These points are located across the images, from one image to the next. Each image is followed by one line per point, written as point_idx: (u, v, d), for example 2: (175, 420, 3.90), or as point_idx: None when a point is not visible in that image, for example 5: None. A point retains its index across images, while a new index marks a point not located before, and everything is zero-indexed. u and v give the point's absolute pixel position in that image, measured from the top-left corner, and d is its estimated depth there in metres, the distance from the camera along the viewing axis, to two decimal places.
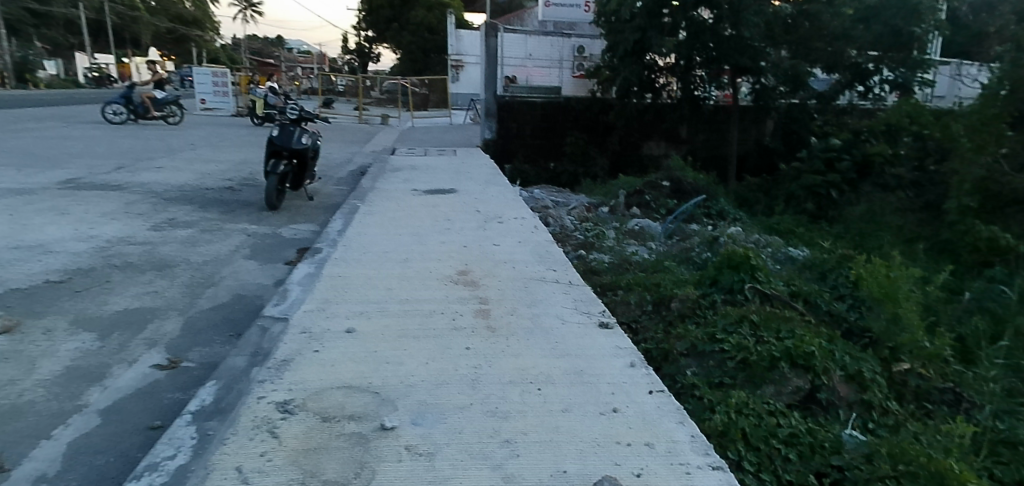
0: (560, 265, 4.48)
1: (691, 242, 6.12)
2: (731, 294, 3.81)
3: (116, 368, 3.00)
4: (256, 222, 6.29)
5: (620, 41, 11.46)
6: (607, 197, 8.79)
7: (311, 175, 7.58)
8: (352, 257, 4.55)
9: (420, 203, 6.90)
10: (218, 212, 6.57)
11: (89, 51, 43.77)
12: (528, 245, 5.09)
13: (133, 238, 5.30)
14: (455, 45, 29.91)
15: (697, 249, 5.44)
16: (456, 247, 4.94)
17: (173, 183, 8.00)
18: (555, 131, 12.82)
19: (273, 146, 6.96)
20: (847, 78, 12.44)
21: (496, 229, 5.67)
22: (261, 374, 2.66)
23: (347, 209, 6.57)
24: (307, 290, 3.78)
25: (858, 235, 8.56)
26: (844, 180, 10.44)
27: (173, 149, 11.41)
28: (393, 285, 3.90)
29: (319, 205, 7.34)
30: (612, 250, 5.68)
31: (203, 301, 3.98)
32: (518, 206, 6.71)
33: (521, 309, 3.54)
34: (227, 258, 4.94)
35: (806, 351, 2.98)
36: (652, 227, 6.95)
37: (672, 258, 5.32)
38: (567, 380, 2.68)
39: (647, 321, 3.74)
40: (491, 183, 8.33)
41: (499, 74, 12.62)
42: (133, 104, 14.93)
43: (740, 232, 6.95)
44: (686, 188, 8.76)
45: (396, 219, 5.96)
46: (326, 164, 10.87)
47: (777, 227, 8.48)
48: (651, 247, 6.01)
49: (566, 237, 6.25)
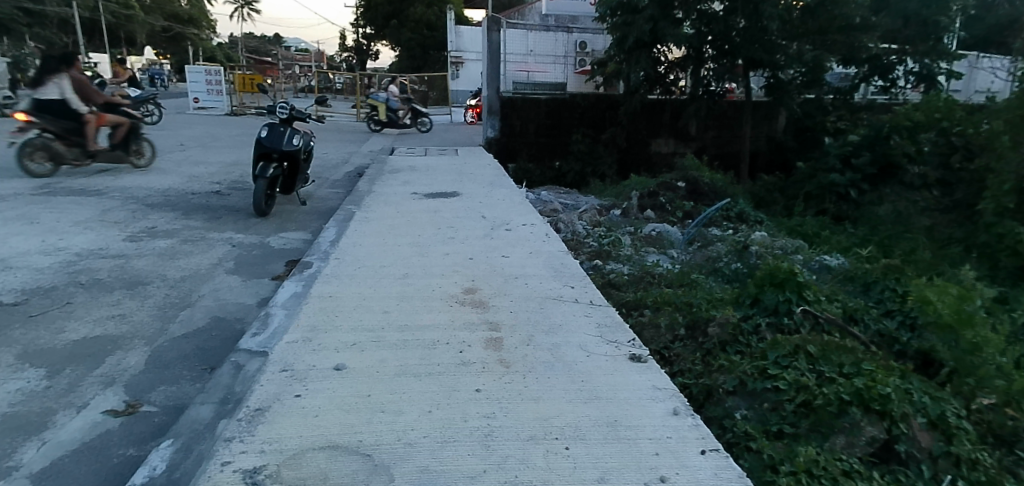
0: (577, 280, 4.02)
1: (716, 250, 5.69)
2: (776, 317, 3.37)
3: (61, 414, 2.53)
4: (244, 230, 5.82)
5: (628, 34, 10.91)
6: (618, 199, 8.34)
7: (304, 178, 7.14)
8: (345, 273, 4.08)
9: (421, 207, 6.46)
10: (203, 219, 6.11)
11: (83, 50, 43.22)
12: (540, 256, 4.63)
13: (107, 250, 4.84)
14: (454, 41, 29.51)
15: (725, 260, 5.01)
16: (461, 259, 4.49)
17: (157, 187, 7.53)
18: (560, 129, 12.34)
19: (262, 147, 6.48)
20: (866, 72, 12.13)
21: (503, 237, 5.22)
22: (230, 429, 2.18)
23: (344, 214, 6.10)
24: (292, 315, 3.30)
25: (885, 238, 8.10)
26: (863, 178, 9.97)
27: (162, 150, 10.95)
28: (391, 308, 3.44)
29: (312, 210, 6.88)
30: (632, 261, 5.22)
31: (176, 326, 3.51)
32: (526, 211, 6.25)
33: (538, 338, 3.08)
34: (210, 274, 4.48)
35: (881, 394, 2.48)
36: (671, 232, 6.51)
37: (699, 269, 4.86)
38: (600, 434, 2.20)
39: (682, 348, 3.28)
40: (495, 185, 7.87)
41: (501, 72, 12.11)
42: None
43: (765, 237, 6.47)
44: (703, 190, 8.26)
45: (395, 227, 5.49)
46: (322, 165, 10.41)
47: (798, 230, 8.01)
48: (673, 255, 5.56)
49: (579, 244, 5.80)
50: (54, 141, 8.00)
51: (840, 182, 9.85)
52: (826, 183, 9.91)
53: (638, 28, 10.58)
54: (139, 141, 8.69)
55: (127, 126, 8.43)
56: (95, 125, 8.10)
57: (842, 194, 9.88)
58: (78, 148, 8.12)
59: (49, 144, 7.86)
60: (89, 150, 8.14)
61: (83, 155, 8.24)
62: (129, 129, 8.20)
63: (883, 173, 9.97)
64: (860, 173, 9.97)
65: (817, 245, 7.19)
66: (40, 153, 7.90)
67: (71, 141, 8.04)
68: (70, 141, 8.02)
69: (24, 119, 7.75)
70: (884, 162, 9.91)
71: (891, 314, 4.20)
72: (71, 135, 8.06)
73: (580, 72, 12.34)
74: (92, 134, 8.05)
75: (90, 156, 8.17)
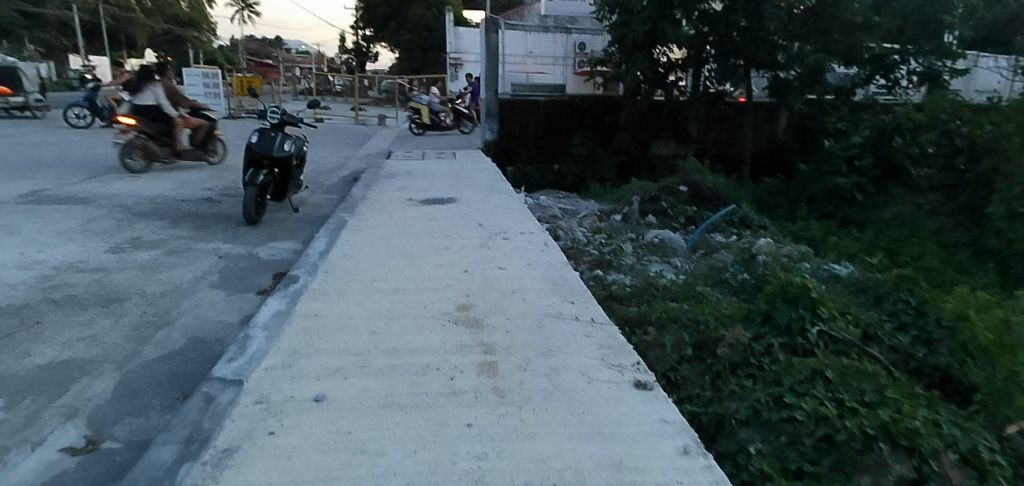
0: (576, 294, 3.81)
1: (721, 258, 5.48)
2: (789, 336, 3.16)
3: (14, 453, 2.32)
4: (231, 240, 5.61)
5: (627, 35, 10.74)
6: (619, 203, 8.13)
7: (297, 184, 6.93)
8: (333, 288, 3.87)
9: (416, 214, 6.25)
10: (191, 228, 5.91)
11: (83, 53, 43.15)
12: (538, 267, 4.42)
13: (86, 263, 4.63)
14: (453, 43, 29.35)
15: (732, 269, 4.79)
16: (455, 271, 4.28)
17: (146, 194, 7.33)
18: (560, 131, 12.13)
19: (252, 153, 6.27)
20: (868, 71, 11.88)
21: (500, 246, 5.01)
22: (193, 474, 1.97)
23: (335, 223, 5.89)
24: (272, 337, 3.10)
25: (893, 242, 7.89)
26: (869, 181, 9.78)
27: None
28: (379, 328, 3.23)
29: (304, 218, 6.68)
30: (635, 271, 5.00)
31: (150, 348, 3.30)
32: (524, 219, 6.04)
33: (536, 361, 2.87)
34: (192, 288, 4.26)
35: (909, 428, 2.28)
36: (674, 239, 6.29)
37: (705, 280, 4.65)
38: (602, 478, 1.99)
39: (690, 369, 3.07)
40: (493, 190, 7.66)
41: (500, 74, 11.98)
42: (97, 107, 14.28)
43: (770, 243, 6.26)
44: (706, 194, 8.04)
45: (388, 236, 5.28)
46: (317, 170, 10.21)
47: (805, 235, 7.79)
48: (676, 264, 5.34)
49: (579, 253, 5.60)
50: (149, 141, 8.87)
51: (846, 185, 9.59)
52: (832, 186, 9.66)
53: (636, 29, 10.41)
54: (216, 140, 9.56)
55: (206, 129, 9.29)
56: (182, 128, 8.96)
57: (848, 198, 9.64)
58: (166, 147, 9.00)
59: (144, 145, 8.75)
60: (177, 150, 9.01)
61: (172, 154, 9.14)
62: (206, 130, 8.99)
63: (887, 176, 9.81)
64: (864, 176, 9.76)
65: (823, 252, 6.97)
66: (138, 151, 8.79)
67: (162, 142, 8.93)
68: (161, 142, 8.90)
69: (124, 122, 8.66)
70: (888, 165, 9.77)
71: (905, 328, 3.99)
72: (162, 136, 8.96)
73: (580, 73, 12.14)
74: (179, 137, 8.92)
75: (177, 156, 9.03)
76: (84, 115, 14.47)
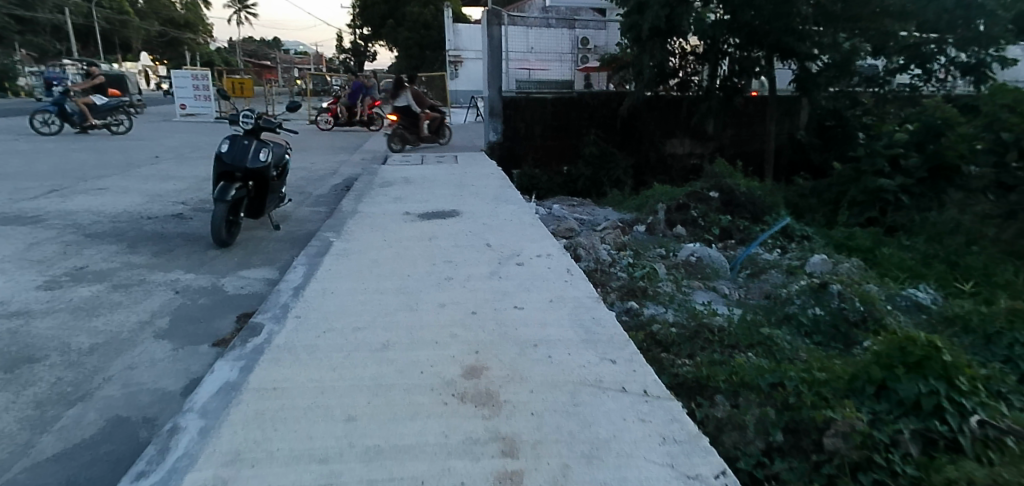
0: (618, 349, 2.97)
1: (779, 285, 4.65)
2: (921, 420, 2.32)
3: None
4: (195, 267, 4.76)
5: (641, 21, 9.91)
6: (643, 212, 7.33)
7: (277, 197, 6.11)
8: (304, 345, 3.00)
9: (415, 232, 5.43)
10: (150, 253, 5.08)
11: (76, 55, 42.49)
12: (562, 304, 3.59)
13: (6, 306, 3.77)
14: (453, 39, 28.65)
15: (798, 303, 3.96)
16: (461, 314, 3.43)
17: (107, 210, 6.49)
18: (569, 130, 11.24)
19: (222, 165, 5.46)
20: (904, 59, 11.13)
21: (513, 275, 4.18)
22: None
23: (318, 246, 5.00)
24: (207, 431, 2.22)
25: (949, 252, 7.09)
26: (914, 182, 8.86)
27: (132, 163, 9.96)
28: (358, 413, 2.36)
29: (286, 236, 5.85)
30: (678, 304, 4.14)
31: (49, 437, 2.44)
32: (538, 236, 5.20)
33: (577, 471, 2.00)
34: (132, 339, 3.40)
35: None
36: (713, 258, 5.40)
37: (767, 321, 3.79)
38: None
39: (791, 466, 2.23)
40: (501, 200, 6.82)
41: (503, 69, 10.94)
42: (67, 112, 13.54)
43: (826, 260, 5.46)
44: (740, 200, 7.15)
45: (378, 263, 4.42)
46: (309, 177, 9.41)
47: (851, 247, 6.96)
48: (725, 292, 4.49)
49: (606, 277, 4.80)
50: (403, 130, 12.28)
51: (889, 187, 8.65)
52: (873, 188, 8.77)
53: (654, 14, 9.57)
54: (446, 127, 12.82)
55: (439, 119, 12.50)
56: (424, 120, 12.28)
57: (891, 201, 8.70)
58: (413, 135, 12.43)
59: (400, 132, 12.25)
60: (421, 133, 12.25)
61: (418, 138, 12.43)
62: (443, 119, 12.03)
63: (934, 176, 8.91)
64: (910, 177, 8.89)
65: (877, 265, 6.17)
66: (397, 139, 12.31)
67: (411, 130, 12.31)
68: (410, 131, 12.31)
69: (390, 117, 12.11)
70: (938, 163, 8.85)
71: None
72: (411, 126, 12.35)
73: (587, 69, 11.38)
74: (422, 127, 12.21)
75: (420, 141, 12.43)
76: (52, 121, 13.71)
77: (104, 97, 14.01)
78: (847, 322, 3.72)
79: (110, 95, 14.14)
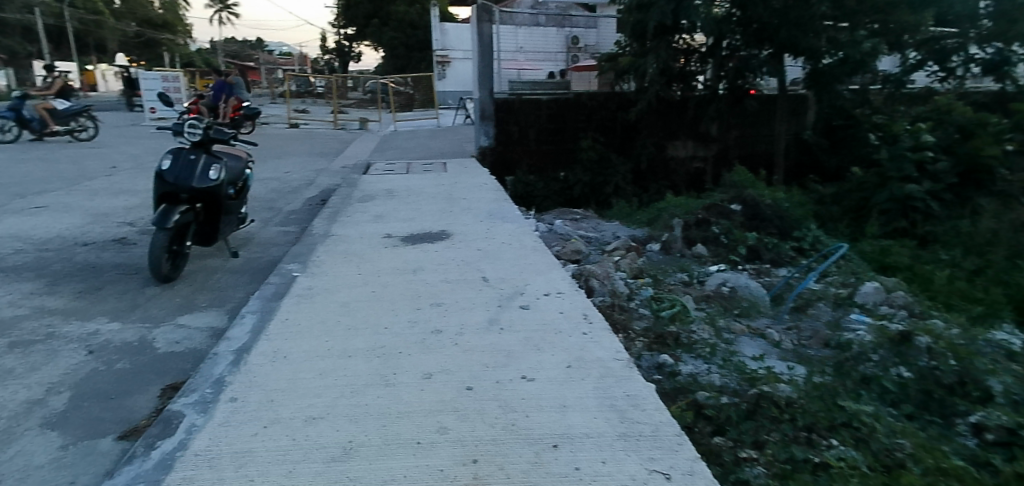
0: (667, 452, 2.13)
1: (838, 329, 3.87)
2: None
3: None
4: (125, 313, 3.89)
5: (648, 20, 9.17)
6: (656, 229, 6.53)
7: (236, 219, 5.24)
8: (233, 453, 2.13)
9: (396, 262, 4.59)
10: (73, 293, 4.19)
11: (49, 57, 41.09)
12: (584, 372, 2.74)
13: None
14: (440, 39, 27.81)
15: (875, 360, 3.13)
16: (451, 389, 2.59)
17: (38, 235, 5.59)
18: (565, 133, 10.38)
19: (165, 185, 4.61)
20: (922, 56, 10.42)
21: (513, 323, 3.35)
22: None
23: (277, 284, 4.10)
24: None
25: (998, 270, 6.34)
26: (944, 188, 8.03)
27: (85, 175, 9.02)
28: None
29: (245, 267, 4.98)
30: (722, 361, 3.32)
31: None
32: (545, 267, 4.38)
33: None
34: (8, 434, 2.52)
35: None
36: (749, 287, 4.58)
37: (841, 386, 2.98)
38: None
39: None
40: (496, 217, 6.00)
41: (495, 69, 10.11)
42: (28, 118, 12.71)
43: (878, 288, 4.66)
44: (766, 214, 6.38)
45: (348, 309, 3.57)
46: (281, 189, 8.54)
47: (888, 266, 6.20)
48: (776, 340, 3.69)
49: (627, 318, 3.98)
50: None
51: (918, 194, 7.85)
52: (901, 195, 7.93)
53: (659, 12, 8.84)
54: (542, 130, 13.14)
55: None
56: None
57: (919, 208, 7.87)
58: None
59: None
60: None
61: None
62: None
63: (964, 180, 8.14)
64: (939, 182, 8.01)
65: (927, 288, 5.42)
66: None
67: None
68: None
69: None
70: (967, 166, 8.07)
71: None
72: None
73: (579, 68, 10.66)
74: None
75: None
76: (8, 128, 12.81)
77: (68, 102, 13.17)
78: (941, 385, 2.91)
79: (75, 99, 13.30)
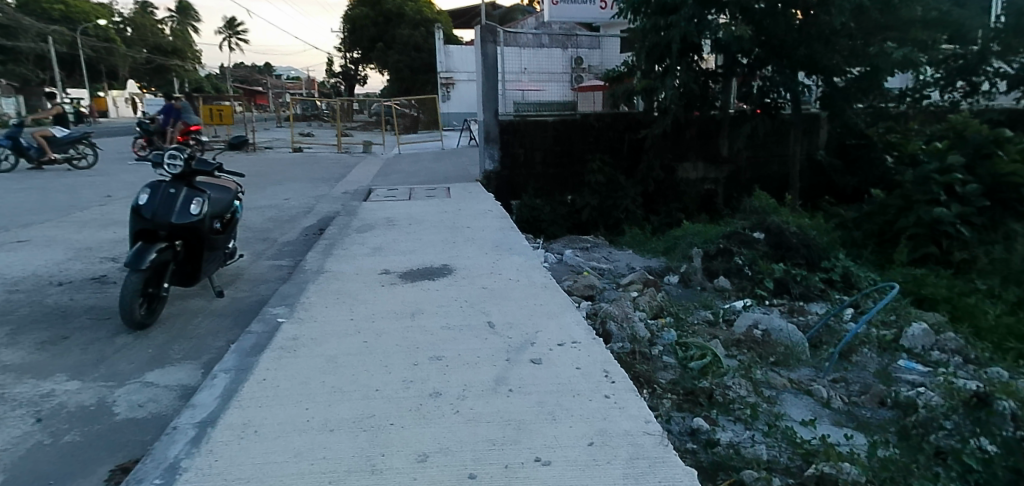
0: None
1: (891, 382, 3.40)
2: None
3: None
4: (87, 368, 3.47)
5: (661, 39, 8.81)
6: (674, 260, 6.08)
7: (221, 255, 4.82)
8: None
9: (392, 304, 4.16)
10: (33, 345, 3.78)
11: (60, 84, 41.47)
12: (610, 452, 2.29)
13: None
14: (444, 61, 27.67)
15: (951, 430, 2.65)
16: (450, 478, 2.13)
17: (11, 274, 5.21)
18: (572, 156, 10.00)
19: (142, 222, 4.20)
20: (946, 73, 10.20)
21: (519, 383, 2.90)
22: None
23: (259, 335, 3.66)
24: None
25: None
26: (974, 211, 7.42)
27: (76, 205, 8.69)
28: None
29: (229, 309, 4.56)
30: (767, 427, 2.86)
31: None
32: (557, 309, 3.94)
33: None
34: None
35: None
36: (785, 330, 4.10)
37: (914, 465, 2.51)
38: None
39: None
40: (502, 249, 5.58)
41: (501, 91, 9.79)
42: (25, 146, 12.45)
43: (929, 332, 4.16)
44: (792, 243, 5.91)
45: (335, 367, 3.13)
46: (277, 218, 8.16)
47: (925, 298, 5.70)
48: (825, 398, 3.23)
49: (651, 368, 3.52)
50: None
51: (947, 218, 7.25)
52: (928, 219, 7.36)
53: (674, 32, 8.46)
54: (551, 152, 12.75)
55: None
56: None
57: (951, 234, 7.30)
58: None
59: None
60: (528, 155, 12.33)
61: None
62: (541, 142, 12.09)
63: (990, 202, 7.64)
64: (969, 205, 7.42)
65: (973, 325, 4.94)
66: None
67: None
68: None
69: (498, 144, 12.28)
70: (992, 187, 7.61)
71: None
72: None
73: (585, 88, 10.07)
74: None
75: None
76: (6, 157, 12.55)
77: (66, 129, 12.94)
78: None
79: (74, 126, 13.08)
